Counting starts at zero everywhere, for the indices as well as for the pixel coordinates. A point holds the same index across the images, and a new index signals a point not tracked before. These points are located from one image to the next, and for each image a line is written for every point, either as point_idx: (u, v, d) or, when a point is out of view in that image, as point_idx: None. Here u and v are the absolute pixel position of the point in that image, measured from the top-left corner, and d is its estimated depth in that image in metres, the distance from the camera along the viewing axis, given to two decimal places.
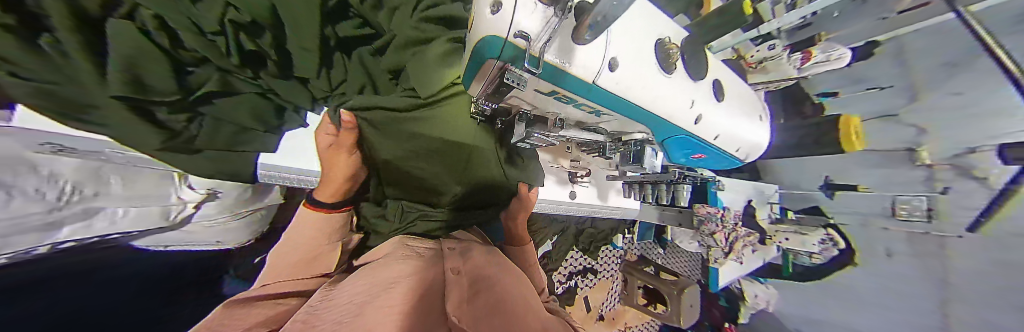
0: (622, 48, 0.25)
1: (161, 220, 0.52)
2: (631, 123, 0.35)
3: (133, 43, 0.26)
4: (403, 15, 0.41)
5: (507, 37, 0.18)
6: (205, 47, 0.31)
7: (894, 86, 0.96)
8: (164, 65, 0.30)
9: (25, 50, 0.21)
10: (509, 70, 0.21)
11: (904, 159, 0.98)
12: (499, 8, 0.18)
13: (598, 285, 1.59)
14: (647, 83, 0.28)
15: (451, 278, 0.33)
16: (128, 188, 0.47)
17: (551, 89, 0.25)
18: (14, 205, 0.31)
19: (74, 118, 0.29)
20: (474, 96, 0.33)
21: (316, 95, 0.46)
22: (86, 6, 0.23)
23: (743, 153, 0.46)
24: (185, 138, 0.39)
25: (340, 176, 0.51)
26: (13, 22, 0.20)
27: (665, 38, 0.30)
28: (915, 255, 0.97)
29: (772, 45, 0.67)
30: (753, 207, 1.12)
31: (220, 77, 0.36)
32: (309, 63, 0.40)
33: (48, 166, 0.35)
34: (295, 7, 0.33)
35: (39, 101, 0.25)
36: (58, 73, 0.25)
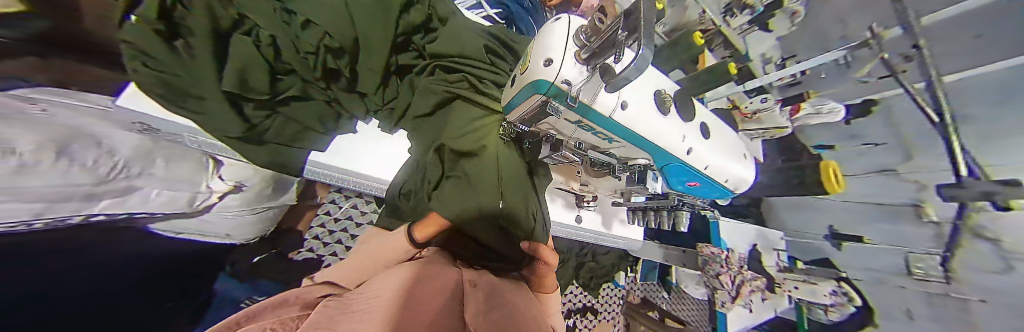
0: (632, 92, 0.31)
1: (185, 207, 0.55)
2: (637, 150, 0.39)
3: (245, 50, 0.33)
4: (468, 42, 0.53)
5: (554, 81, 0.24)
6: (298, 62, 0.39)
7: (886, 144, 0.88)
8: (263, 70, 0.36)
9: (160, 46, 0.29)
10: (551, 103, 0.26)
11: (910, 215, 0.87)
12: (550, 63, 0.24)
13: (598, 327, 1.49)
14: (650, 120, 0.33)
15: (467, 288, 0.34)
16: (167, 171, 0.50)
17: (578, 119, 0.31)
18: (72, 175, 0.34)
19: (177, 105, 0.35)
20: (511, 120, 0.39)
21: (370, 107, 0.53)
22: (219, 24, 0.33)
23: (733, 185, 0.50)
24: (258, 131, 0.43)
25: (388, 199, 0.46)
26: (162, 28, 0.28)
27: (662, 90, 0.36)
28: (937, 320, 0.83)
29: (763, 99, 0.74)
30: (757, 252, 1.10)
31: (300, 85, 0.43)
32: (371, 82, 0.47)
33: (108, 143, 0.40)
34: (373, 35, 0.42)
35: (153, 87, 0.31)
36: (182, 69, 0.33)
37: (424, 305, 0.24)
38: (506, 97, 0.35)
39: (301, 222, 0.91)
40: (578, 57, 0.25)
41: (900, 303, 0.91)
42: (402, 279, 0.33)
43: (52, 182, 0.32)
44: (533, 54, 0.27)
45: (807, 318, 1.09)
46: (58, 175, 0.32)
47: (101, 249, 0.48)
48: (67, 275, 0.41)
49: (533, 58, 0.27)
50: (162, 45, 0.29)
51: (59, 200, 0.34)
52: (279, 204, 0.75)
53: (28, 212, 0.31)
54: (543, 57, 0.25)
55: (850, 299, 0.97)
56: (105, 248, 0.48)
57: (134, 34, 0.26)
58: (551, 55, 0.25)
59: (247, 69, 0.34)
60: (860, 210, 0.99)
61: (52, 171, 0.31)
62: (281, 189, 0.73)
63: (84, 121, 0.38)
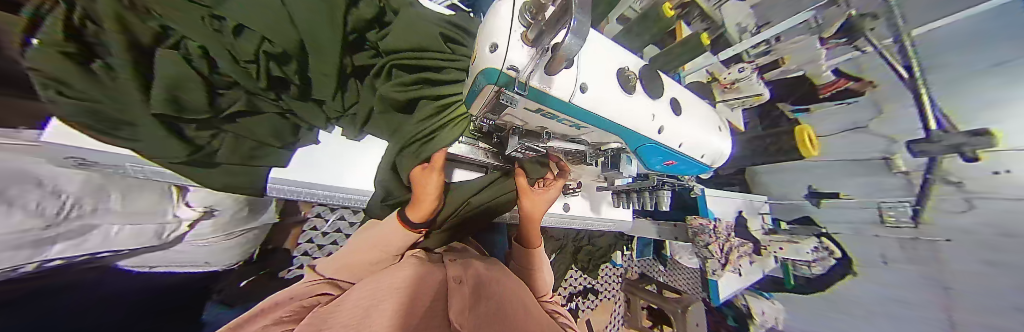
0: (592, 73, 0.31)
1: (154, 239, 0.52)
2: (608, 134, 0.39)
3: (176, 68, 0.30)
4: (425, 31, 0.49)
5: (502, 69, 0.23)
6: (240, 73, 0.36)
7: (859, 101, 0.97)
8: (201, 87, 0.33)
9: (76, 68, 0.26)
10: (504, 92, 0.25)
11: (878, 167, 0.97)
12: (496, 49, 0.24)
13: (600, 306, 1.54)
14: (613, 101, 0.32)
15: (452, 286, 0.34)
16: (126, 205, 0.48)
17: (537, 107, 0.30)
18: (15, 220, 0.32)
19: (108, 134, 0.33)
20: (474, 115, 0.37)
21: (330, 115, 0.50)
22: (141, 38, 0.28)
23: (709, 159, 0.50)
24: (206, 153, 0.41)
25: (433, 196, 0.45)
26: (74, 50, 0.25)
27: (625, 67, 0.36)
28: (912, 261, 0.93)
29: (740, 69, 0.74)
30: (743, 218, 1.16)
31: (246, 99, 0.40)
32: (326, 87, 0.43)
33: (53, 182, 0.38)
34: (320, 36, 0.39)
35: (77, 117, 0.29)
36: (104, 93, 0.29)
37: (400, 316, 0.25)
38: (465, 92, 0.33)
39: (287, 242, 0.85)
40: (525, 40, 0.24)
41: (876, 249, 1.01)
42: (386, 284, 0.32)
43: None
44: (480, 41, 0.26)
45: (794, 275, 1.19)
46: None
47: (66, 296, 0.46)
48: (46, 322, 0.40)
49: (480, 45, 0.26)
50: (76, 69, 0.26)
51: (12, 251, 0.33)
52: (259, 225, 0.71)
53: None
54: (490, 42, 0.25)
55: (830, 252, 1.09)
56: (69, 292, 0.46)
57: (41, 60, 0.23)
58: (496, 40, 0.24)
59: (182, 86, 0.31)
60: (839, 168, 1.07)
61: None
62: (258, 209, 0.68)
63: (24, 162, 0.35)
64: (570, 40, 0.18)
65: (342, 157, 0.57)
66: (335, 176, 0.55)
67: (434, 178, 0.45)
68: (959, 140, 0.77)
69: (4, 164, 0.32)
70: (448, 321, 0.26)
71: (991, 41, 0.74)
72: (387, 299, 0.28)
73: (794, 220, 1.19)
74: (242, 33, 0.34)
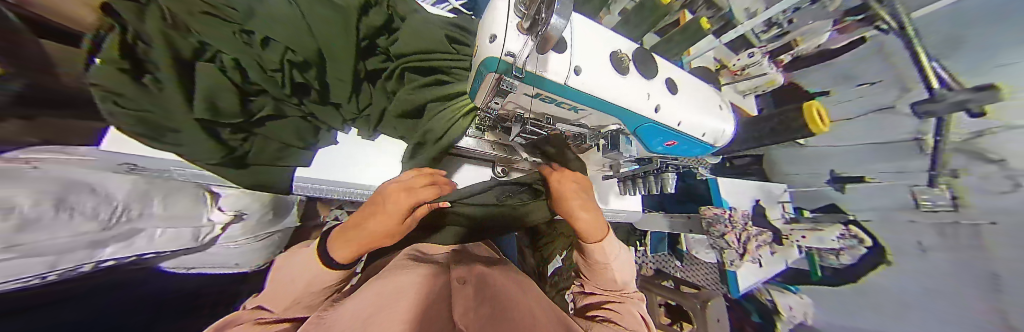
0: (587, 56, 0.32)
1: (191, 242, 0.56)
2: (606, 117, 0.39)
3: (212, 78, 0.34)
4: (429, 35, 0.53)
5: (500, 55, 0.25)
6: (268, 81, 0.40)
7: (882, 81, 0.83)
8: (234, 94, 0.37)
9: (131, 82, 0.30)
10: (504, 79, 0.27)
11: (909, 148, 0.84)
12: (495, 39, 0.26)
13: None
14: (609, 83, 0.34)
15: (455, 287, 0.38)
16: (168, 209, 0.52)
17: (535, 92, 0.31)
18: (76, 224, 0.36)
19: (154, 140, 0.36)
20: (478, 107, 0.39)
21: (347, 118, 0.52)
22: (184, 54, 0.32)
23: (711, 138, 0.50)
24: (239, 155, 0.44)
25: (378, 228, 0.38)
26: (129, 65, 0.29)
27: (619, 50, 0.36)
28: (948, 249, 0.83)
29: (750, 54, 0.74)
30: (761, 207, 1.12)
31: (274, 105, 0.44)
32: (342, 91, 0.46)
33: (104, 188, 0.41)
34: (335, 44, 0.42)
35: (133, 128, 0.32)
36: (156, 104, 0.33)
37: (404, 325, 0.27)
38: (469, 84, 0.35)
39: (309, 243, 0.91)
40: (521, 29, 0.26)
41: (913, 237, 0.91)
42: (400, 286, 0.37)
43: (58, 235, 0.33)
44: (480, 34, 0.28)
45: (821, 266, 1.14)
46: (62, 226, 0.34)
47: (117, 295, 0.50)
48: (95, 321, 0.44)
49: (480, 37, 0.28)
50: (131, 83, 0.30)
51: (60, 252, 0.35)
52: (282, 228, 0.77)
53: (32, 264, 0.32)
54: (489, 34, 0.26)
55: (859, 241, 1.01)
56: (120, 291, 0.51)
57: (101, 75, 0.27)
58: (494, 31, 0.26)
59: (217, 94, 0.35)
60: (857, 152, 0.98)
61: (54, 224, 0.32)
62: (280, 212, 0.75)
63: (77, 173, 0.39)
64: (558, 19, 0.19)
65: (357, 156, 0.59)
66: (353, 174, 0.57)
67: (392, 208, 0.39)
68: (962, 97, 0.68)
69: (66, 175, 0.36)
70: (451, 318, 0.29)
71: (992, 19, 0.63)
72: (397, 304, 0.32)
73: (818, 207, 1.15)
74: (268, 45, 0.38)
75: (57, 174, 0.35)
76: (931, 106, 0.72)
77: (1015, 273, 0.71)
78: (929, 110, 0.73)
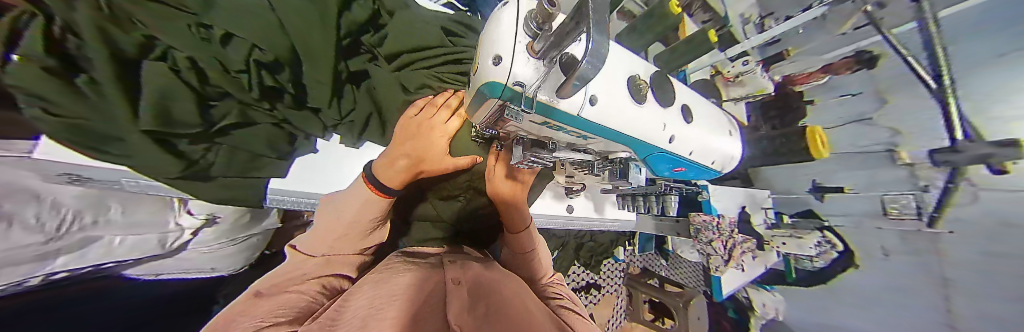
0: (603, 82, 0.29)
1: (157, 248, 0.52)
2: (614, 144, 0.37)
3: (161, 79, 0.29)
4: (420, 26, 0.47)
5: (507, 83, 0.22)
6: (230, 83, 0.35)
7: (863, 93, 0.95)
8: (189, 97, 0.32)
9: (59, 87, 0.25)
10: (508, 107, 0.24)
11: (886, 160, 0.94)
12: (500, 61, 0.22)
13: (602, 301, 1.56)
14: (624, 112, 0.31)
15: (450, 286, 0.31)
16: (129, 216, 0.48)
17: (544, 120, 0.29)
18: (11, 236, 0.32)
19: (97, 149, 0.31)
20: (476, 125, 0.36)
21: (327, 123, 0.48)
22: (126, 51, 0.27)
23: (719, 165, 0.49)
24: (202, 166, 0.40)
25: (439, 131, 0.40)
26: (56, 65, 0.24)
27: (635, 75, 0.34)
28: (911, 253, 0.92)
29: (745, 62, 0.74)
30: (747, 214, 1.15)
31: (240, 110, 0.39)
32: (323, 95, 0.41)
33: (50, 196, 0.38)
34: (314, 45, 0.37)
35: (62, 135, 0.28)
36: (92, 109, 0.28)
37: (390, 316, 0.22)
38: (465, 99, 0.32)
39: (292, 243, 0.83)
40: (532, 51, 0.23)
41: (878, 242, 1.00)
42: (385, 286, 0.31)
43: None
44: (481, 52, 0.25)
45: (795, 268, 1.20)
46: None
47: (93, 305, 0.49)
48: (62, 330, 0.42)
49: (482, 56, 0.24)
50: (60, 86, 0.25)
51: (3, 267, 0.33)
52: (261, 231, 0.69)
53: None
54: (492, 54, 0.23)
55: (832, 245, 1.08)
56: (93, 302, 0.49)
57: (23, 79, 0.22)
58: (499, 51, 0.22)
59: (172, 99, 0.30)
60: (839, 163, 1.06)
61: None
62: (262, 216, 0.68)
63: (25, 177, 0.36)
64: (588, 66, 0.16)
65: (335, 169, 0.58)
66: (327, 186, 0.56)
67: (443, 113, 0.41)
68: (985, 150, 0.76)
69: (6, 177, 0.32)
70: (446, 319, 0.23)
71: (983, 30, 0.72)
72: (381, 306, 0.25)
73: (794, 214, 1.17)
74: (231, 42, 0.32)
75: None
76: (951, 155, 0.81)
77: (966, 277, 0.82)
78: (949, 161, 0.81)
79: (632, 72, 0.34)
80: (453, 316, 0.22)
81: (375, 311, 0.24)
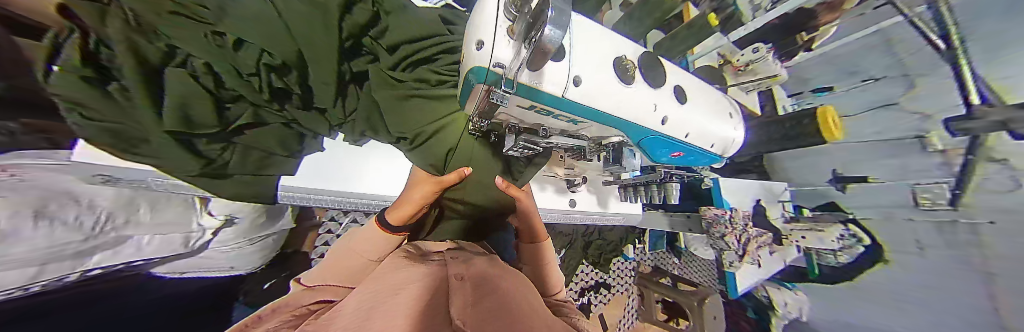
0: (585, 62, 0.29)
1: (182, 247, 0.56)
2: (607, 128, 0.38)
3: (181, 85, 0.31)
4: (412, 22, 0.47)
5: (488, 65, 0.23)
6: (243, 86, 0.37)
7: (886, 77, 0.90)
8: (206, 101, 0.34)
9: (95, 95, 0.27)
10: (493, 91, 0.25)
11: (914, 147, 0.89)
12: (482, 46, 0.23)
13: (613, 300, 1.53)
14: (612, 93, 0.31)
15: (455, 281, 0.32)
16: (155, 216, 0.51)
17: (530, 104, 0.30)
18: (56, 234, 0.36)
19: (128, 151, 0.34)
20: (469, 115, 0.37)
21: (332, 122, 0.51)
22: (151, 59, 0.29)
23: (720, 148, 0.48)
24: (218, 165, 0.43)
25: (416, 196, 0.44)
26: (92, 75, 0.27)
27: (622, 56, 0.34)
28: (949, 247, 0.85)
29: (755, 49, 0.70)
30: (761, 207, 1.10)
31: (252, 111, 0.41)
32: (325, 94, 0.43)
33: (88, 197, 0.41)
34: (315, 45, 0.38)
35: (100, 138, 0.31)
36: (124, 115, 0.31)
37: (400, 307, 0.22)
38: (458, 91, 0.33)
39: (305, 244, 0.86)
40: (511, 33, 0.23)
41: (911, 235, 0.93)
42: (388, 279, 0.31)
43: (37, 246, 0.33)
44: (467, 38, 0.26)
45: (817, 263, 1.15)
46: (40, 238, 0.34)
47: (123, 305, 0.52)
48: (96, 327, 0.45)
49: (467, 43, 0.25)
50: (94, 93, 0.27)
51: (52, 262, 0.36)
52: (276, 231, 0.73)
53: (22, 277, 0.33)
54: (476, 40, 0.24)
55: (857, 239, 1.05)
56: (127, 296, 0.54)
57: (64, 85, 0.25)
58: (481, 36, 0.23)
59: (188, 103, 0.32)
60: (864, 150, 1.01)
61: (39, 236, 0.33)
62: (275, 216, 0.71)
63: (63, 183, 0.39)
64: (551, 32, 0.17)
65: (343, 165, 0.59)
66: (330, 183, 0.57)
67: (425, 187, 0.45)
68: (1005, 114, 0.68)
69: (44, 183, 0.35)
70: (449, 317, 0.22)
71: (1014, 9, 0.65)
72: (383, 299, 0.25)
73: (816, 206, 1.16)
74: (243, 47, 0.34)
75: (30, 183, 0.34)
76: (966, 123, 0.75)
77: None
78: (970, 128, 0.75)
79: (619, 53, 0.34)
80: (454, 310, 0.22)
81: (377, 304, 0.24)
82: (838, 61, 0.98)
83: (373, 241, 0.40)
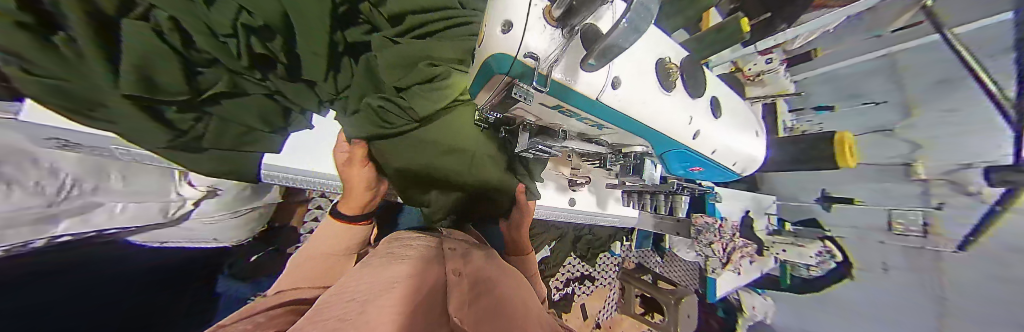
0: (625, 63, 0.26)
1: (159, 216, 0.53)
2: (631, 136, 0.36)
3: (147, 42, 0.27)
4: None
5: (517, 56, 0.20)
6: (218, 49, 0.32)
7: (888, 101, 0.93)
8: (172, 62, 0.29)
9: (37, 47, 0.22)
10: (516, 84, 0.21)
11: (899, 173, 0.93)
12: (510, 29, 0.19)
13: (595, 292, 1.59)
14: (648, 101, 0.29)
15: (452, 278, 0.30)
16: (127, 184, 0.48)
17: (556, 103, 0.26)
18: (16, 198, 0.32)
19: (83, 114, 0.30)
20: (480, 105, 0.34)
21: (323, 97, 0.47)
22: (105, 8, 0.24)
23: (740, 167, 0.47)
24: (193, 137, 0.39)
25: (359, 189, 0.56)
26: (30, 20, 0.21)
27: (665, 58, 0.31)
28: (913, 269, 0.91)
29: (770, 59, 0.70)
30: (750, 218, 1.12)
31: (230, 78, 0.37)
32: (317, 66, 0.40)
33: (49, 161, 0.38)
34: (303, 7, 0.33)
35: (45, 97, 0.26)
36: (70, 68, 0.26)
37: (392, 306, 0.20)
38: (471, 79, 0.30)
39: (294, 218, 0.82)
40: (549, 19, 0.21)
41: (879, 257, 0.99)
42: (382, 273, 0.29)
43: None
44: (488, 17, 0.22)
45: (791, 275, 1.19)
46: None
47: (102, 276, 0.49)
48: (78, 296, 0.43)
49: (489, 23, 0.21)
50: (36, 43, 0.22)
51: (20, 227, 0.34)
52: (263, 204, 0.70)
53: None
54: (502, 20, 0.20)
55: (832, 256, 1.03)
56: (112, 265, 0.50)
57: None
58: (511, 17, 0.19)
59: (152, 62, 0.28)
60: (858, 173, 1.03)
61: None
62: (262, 190, 0.68)
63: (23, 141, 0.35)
64: (627, 21, 0.15)
65: (328, 150, 0.59)
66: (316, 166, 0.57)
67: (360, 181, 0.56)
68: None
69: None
70: (446, 315, 0.21)
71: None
72: (376, 291, 0.24)
73: (798, 221, 1.17)
74: (214, 2, 0.28)
75: None
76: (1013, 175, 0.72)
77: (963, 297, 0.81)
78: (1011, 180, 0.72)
79: (660, 55, 0.31)
80: (452, 309, 0.21)
81: (372, 298, 0.22)
82: (843, 83, 1.01)
83: (333, 229, 0.56)
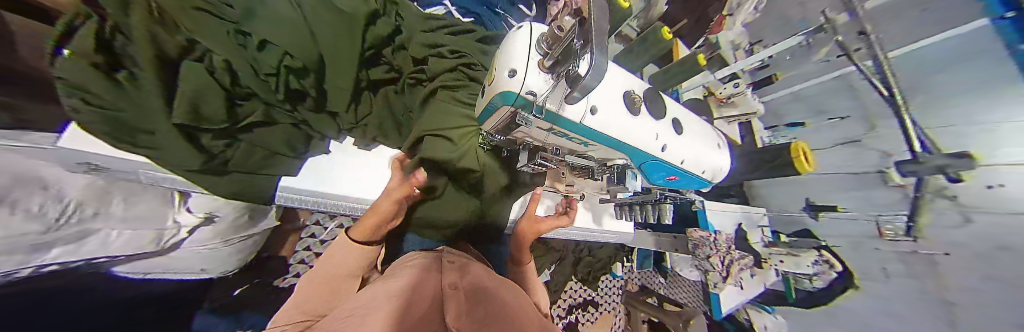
0: (602, 95, 0.32)
1: (152, 245, 0.52)
2: (613, 151, 0.40)
3: (200, 80, 0.31)
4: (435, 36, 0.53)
5: (520, 93, 0.25)
6: (259, 86, 0.38)
7: (850, 116, 0.83)
8: (220, 97, 0.34)
9: (103, 83, 0.27)
10: (520, 113, 0.27)
11: (874, 180, 0.83)
12: (514, 74, 0.25)
13: (599, 319, 1.51)
14: (621, 123, 0.34)
15: (447, 290, 0.31)
16: (127, 210, 0.49)
17: (550, 127, 0.31)
18: (17, 225, 0.33)
19: (128, 144, 0.33)
20: (486, 129, 0.38)
21: (342, 126, 0.51)
22: (169, 52, 0.29)
23: (710, 175, 0.52)
24: (219, 162, 0.42)
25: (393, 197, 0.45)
26: (101, 61, 0.26)
27: (630, 90, 0.37)
28: (911, 279, 0.77)
29: (735, 85, 0.79)
30: (744, 231, 1.13)
31: (263, 109, 0.41)
32: (341, 99, 0.45)
33: (58, 187, 0.39)
34: (336, 51, 0.40)
35: (94, 124, 0.29)
36: (125, 100, 0.30)
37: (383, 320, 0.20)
38: (477, 111, 0.35)
39: (285, 248, 0.82)
40: (543, 66, 0.26)
41: (876, 263, 0.85)
42: (380, 289, 0.30)
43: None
44: (498, 67, 0.28)
45: (795, 288, 1.06)
46: (1, 227, 0.31)
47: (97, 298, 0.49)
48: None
49: (499, 70, 0.27)
50: (102, 82, 0.27)
51: (11, 255, 0.34)
52: (259, 231, 0.68)
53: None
54: (507, 69, 0.26)
55: (830, 266, 0.96)
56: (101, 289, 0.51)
57: (72, 74, 0.25)
58: (514, 66, 0.25)
59: (203, 96, 0.32)
60: None
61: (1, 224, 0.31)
62: (259, 216, 0.67)
63: (40, 169, 0.38)
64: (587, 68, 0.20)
65: (332, 174, 0.57)
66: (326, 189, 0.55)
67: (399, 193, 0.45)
68: None
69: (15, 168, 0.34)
70: (440, 327, 0.21)
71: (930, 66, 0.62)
72: (377, 305, 0.25)
73: (793, 233, 1.10)
74: (264, 47, 0.35)
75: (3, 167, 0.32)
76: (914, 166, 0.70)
77: None
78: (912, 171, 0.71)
79: (629, 87, 0.37)
80: (447, 319, 0.22)
81: (372, 312, 0.23)
82: (810, 102, 0.90)
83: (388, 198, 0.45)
